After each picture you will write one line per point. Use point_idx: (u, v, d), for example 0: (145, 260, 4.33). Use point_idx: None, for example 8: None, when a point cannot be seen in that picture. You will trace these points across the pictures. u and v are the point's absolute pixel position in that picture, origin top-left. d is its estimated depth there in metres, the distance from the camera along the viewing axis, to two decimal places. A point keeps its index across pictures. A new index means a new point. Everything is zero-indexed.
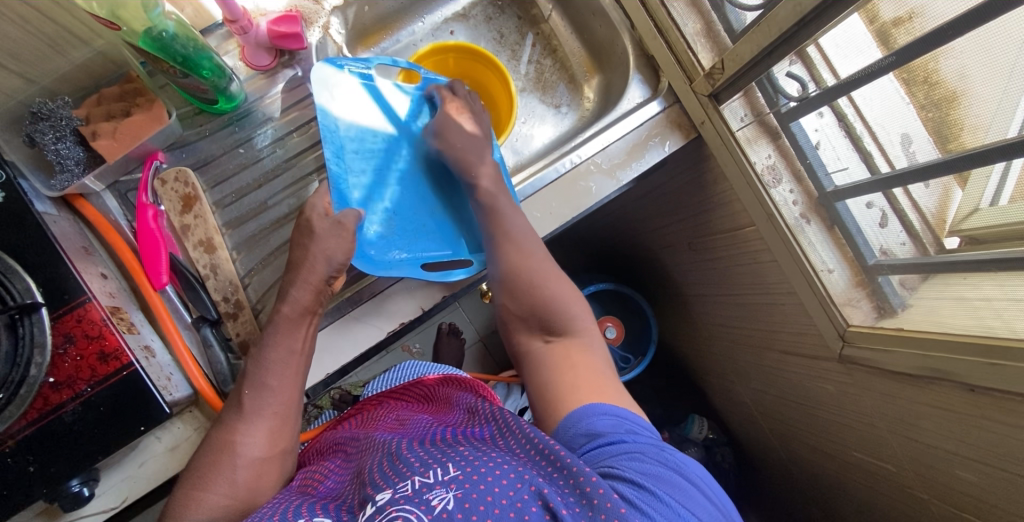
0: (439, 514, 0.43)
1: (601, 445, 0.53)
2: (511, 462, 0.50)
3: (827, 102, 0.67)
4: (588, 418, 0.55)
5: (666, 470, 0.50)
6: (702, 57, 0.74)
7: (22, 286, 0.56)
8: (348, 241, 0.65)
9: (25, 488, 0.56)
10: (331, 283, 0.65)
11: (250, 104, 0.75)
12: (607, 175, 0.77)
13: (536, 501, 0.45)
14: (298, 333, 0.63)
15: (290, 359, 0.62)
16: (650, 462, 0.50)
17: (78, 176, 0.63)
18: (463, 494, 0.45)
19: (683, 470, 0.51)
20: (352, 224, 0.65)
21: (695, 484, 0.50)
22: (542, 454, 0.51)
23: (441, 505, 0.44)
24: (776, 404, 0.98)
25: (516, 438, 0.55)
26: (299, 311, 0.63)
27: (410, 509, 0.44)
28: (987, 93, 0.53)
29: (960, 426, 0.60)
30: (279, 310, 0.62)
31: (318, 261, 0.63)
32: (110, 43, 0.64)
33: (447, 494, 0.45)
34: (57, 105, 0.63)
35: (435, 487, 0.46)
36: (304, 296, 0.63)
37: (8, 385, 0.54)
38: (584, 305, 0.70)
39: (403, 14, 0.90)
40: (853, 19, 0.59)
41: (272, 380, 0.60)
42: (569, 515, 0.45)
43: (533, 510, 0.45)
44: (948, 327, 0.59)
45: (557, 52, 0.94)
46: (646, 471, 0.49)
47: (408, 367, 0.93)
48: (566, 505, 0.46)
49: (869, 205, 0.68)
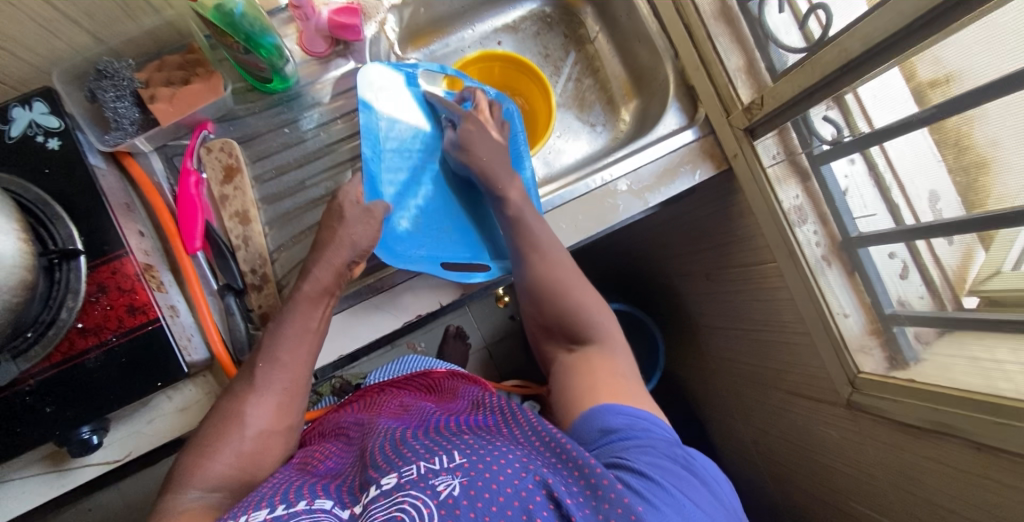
0: (445, 499, 0.44)
1: (615, 440, 0.54)
2: (517, 453, 0.50)
3: (859, 150, 0.69)
4: (605, 416, 0.57)
5: (675, 464, 0.52)
6: (742, 93, 0.76)
7: (65, 233, 0.58)
8: (373, 229, 0.66)
9: (38, 429, 0.58)
10: (351, 269, 0.67)
11: (300, 88, 0.77)
12: (635, 195, 0.78)
13: (541, 490, 0.46)
14: (316, 311, 0.64)
15: (306, 336, 0.63)
16: (660, 457, 0.52)
17: (130, 135, 0.66)
18: (469, 481, 0.45)
19: (687, 463, 0.53)
20: (380, 214, 0.67)
21: (697, 476, 0.53)
22: (548, 446, 0.52)
23: (447, 491, 0.44)
24: (774, 444, 0.98)
25: (523, 430, 0.56)
26: (319, 291, 0.63)
27: (416, 494, 0.44)
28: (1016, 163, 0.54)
29: (962, 484, 0.60)
30: (301, 288, 0.63)
31: (343, 246, 0.64)
32: (179, 14, 0.67)
33: (453, 481, 0.45)
34: (120, 65, 0.65)
35: (440, 473, 0.47)
36: (325, 276, 0.64)
37: (37, 326, 0.56)
38: (604, 310, 0.71)
39: (455, 20, 0.93)
40: (892, 73, 0.60)
41: (285, 354, 0.61)
42: (575, 505, 0.45)
43: (539, 498, 0.45)
44: (958, 384, 0.60)
45: (599, 72, 0.97)
46: (656, 463, 0.51)
47: (414, 361, 0.95)
48: (571, 495, 0.46)
49: (891, 254, 0.70)
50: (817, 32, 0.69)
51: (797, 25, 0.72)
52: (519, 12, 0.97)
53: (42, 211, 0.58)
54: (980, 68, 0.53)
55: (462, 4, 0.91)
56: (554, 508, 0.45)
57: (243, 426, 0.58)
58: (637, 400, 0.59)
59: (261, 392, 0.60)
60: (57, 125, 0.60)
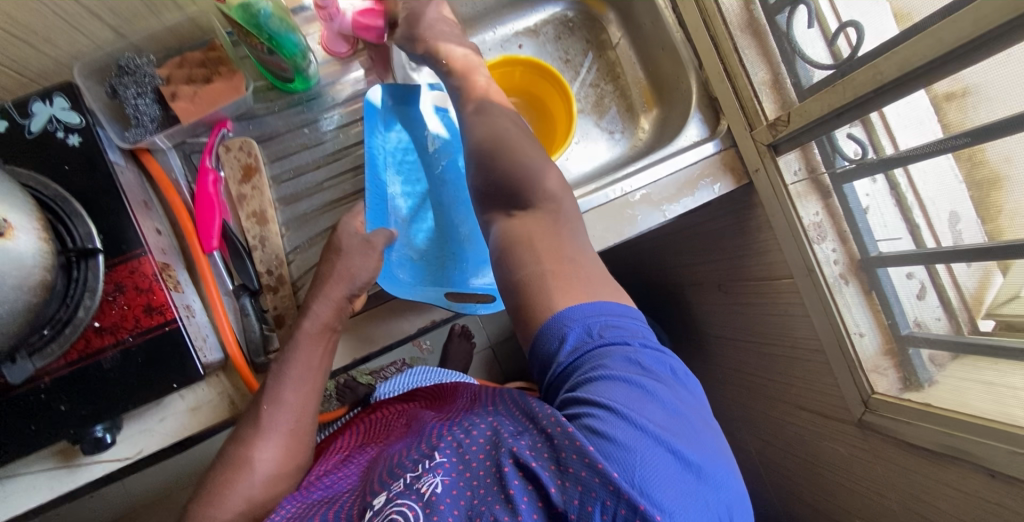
0: (429, 500, 0.41)
1: (567, 369, 0.47)
2: (497, 432, 0.47)
3: (884, 170, 0.68)
4: (557, 336, 0.49)
5: (631, 375, 0.44)
6: (766, 108, 0.75)
7: (83, 231, 0.58)
8: (374, 260, 0.65)
9: (53, 427, 0.57)
10: (352, 302, 0.64)
11: (321, 87, 0.76)
12: (653, 206, 0.78)
13: (510, 459, 0.42)
14: (318, 347, 0.62)
15: (309, 375, 0.62)
16: (617, 371, 0.44)
17: (151, 133, 0.65)
18: (452, 479, 0.43)
19: (648, 368, 0.45)
20: (380, 244, 0.65)
21: (662, 381, 0.45)
22: (526, 413, 0.48)
23: (430, 490, 0.42)
24: (778, 456, 0.98)
25: (505, 412, 0.54)
26: (319, 327, 0.62)
27: (406, 501, 0.42)
28: None
29: (973, 510, 0.60)
30: (301, 325, 0.62)
31: (341, 279, 0.63)
32: (202, 10, 0.67)
33: (436, 480, 0.43)
34: (143, 61, 0.65)
35: (425, 474, 0.44)
36: (325, 311, 0.62)
37: (54, 323, 0.56)
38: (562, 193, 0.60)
39: (477, 22, 0.92)
40: (920, 94, 0.59)
41: (288, 395, 0.60)
42: (541, 465, 0.40)
43: (508, 469, 0.41)
44: (974, 410, 0.60)
45: (619, 79, 0.96)
46: (611, 383, 0.43)
47: (422, 372, 0.94)
48: (538, 456, 0.41)
49: (909, 275, 0.69)
50: (846, 52, 0.67)
51: (824, 41, 0.70)
52: (541, 15, 0.96)
53: (61, 207, 0.58)
54: (1002, 96, 0.53)
55: (484, 6, 0.91)
56: (525, 475, 0.40)
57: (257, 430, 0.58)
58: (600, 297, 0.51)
59: (273, 395, 0.59)
60: (77, 121, 0.60)
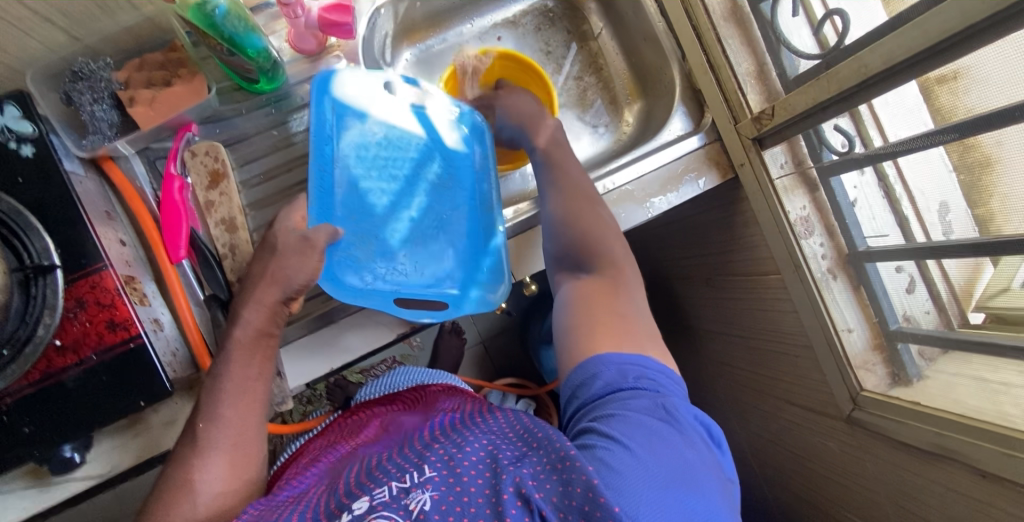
0: (416, 515, 0.42)
1: (601, 396, 0.51)
2: (486, 456, 0.48)
3: (872, 163, 0.66)
4: (598, 365, 0.54)
5: (655, 420, 0.49)
6: (751, 99, 0.73)
7: (41, 246, 0.55)
8: (311, 261, 0.60)
9: (19, 449, 0.56)
10: (289, 305, 0.61)
11: (289, 87, 0.73)
12: (638, 203, 0.76)
13: (510, 487, 0.44)
14: (253, 358, 0.59)
15: (247, 385, 0.58)
16: (641, 411, 0.49)
17: (110, 139, 0.63)
18: (441, 496, 0.43)
19: (673, 415, 0.50)
20: (320, 244, 0.61)
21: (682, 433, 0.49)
22: (523, 441, 0.51)
23: (418, 507, 0.42)
24: (768, 449, 0.97)
25: (498, 427, 0.56)
26: (252, 335, 0.59)
27: (389, 514, 0.42)
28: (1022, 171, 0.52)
29: (963, 509, 0.59)
30: (232, 334, 0.59)
31: (275, 283, 0.59)
32: (159, 10, 0.63)
33: (424, 496, 0.44)
34: (99, 65, 0.63)
35: (412, 490, 0.45)
36: (256, 316, 0.59)
37: (13, 343, 0.53)
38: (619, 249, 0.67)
39: (453, 13, 0.89)
40: (909, 86, 0.57)
41: (225, 409, 0.56)
42: (544, 497, 0.42)
43: (508, 496, 0.43)
44: (965, 409, 0.59)
45: (602, 70, 0.93)
46: (634, 421, 0.48)
47: (404, 373, 0.86)
48: (539, 485, 0.43)
49: (898, 269, 0.68)
50: (833, 40, 0.66)
51: (810, 29, 0.69)
52: (520, 6, 0.92)
53: (15, 222, 0.55)
54: (997, 85, 0.51)
55: None
56: (522, 504, 0.42)
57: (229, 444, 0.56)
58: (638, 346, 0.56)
59: (238, 407, 0.57)
60: (30, 130, 0.57)
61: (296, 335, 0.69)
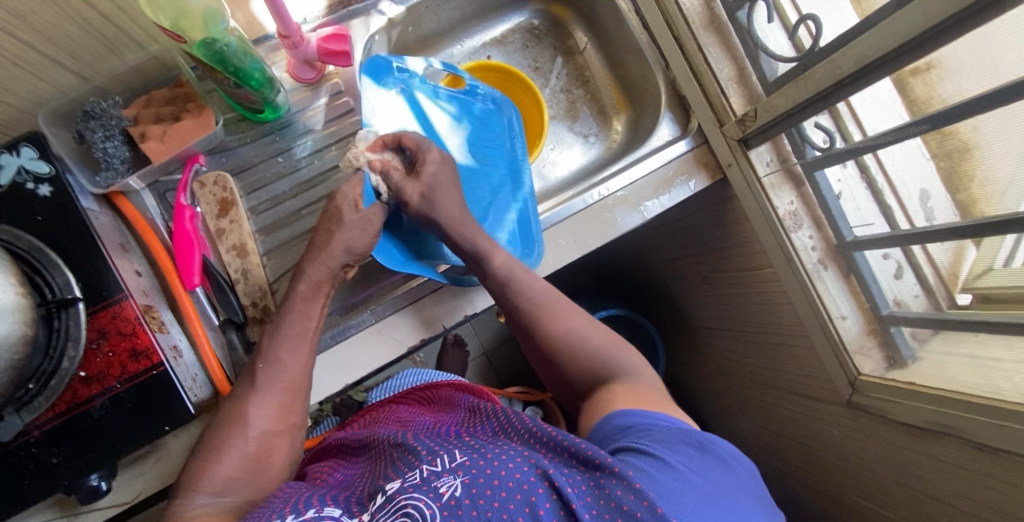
0: (447, 501, 0.44)
1: (629, 432, 0.53)
2: (517, 450, 0.51)
3: (852, 158, 0.69)
4: (624, 414, 0.55)
5: (687, 446, 0.51)
6: (734, 102, 0.76)
7: (62, 280, 0.57)
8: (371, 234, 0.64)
9: (47, 479, 0.57)
10: (345, 272, 0.65)
11: (291, 116, 0.76)
12: (632, 207, 0.78)
13: (542, 482, 0.46)
14: (275, 375, 0.60)
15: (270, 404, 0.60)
16: (674, 439, 0.51)
17: (122, 175, 0.65)
18: (471, 479, 0.46)
19: (706, 443, 0.52)
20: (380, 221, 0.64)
21: (714, 456, 0.51)
22: (548, 446, 0.53)
23: (450, 492, 0.45)
24: (774, 441, 1.00)
25: (523, 429, 0.58)
26: (312, 287, 0.62)
27: (419, 497, 0.45)
28: (997, 153, 0.56)
29: (964, 483, 0.62)
30: (296, 288, 0.62)
31: (338, 250, 0.62)
32: (165, 48, 0.68)
33: (455, 481, 0.46)
34: (109, 104, 0.65)
35: (443, 475, 0.48)
36: (318, 274, 0.63)
37: (39, 376, 0.55)
38: (622, 346, 0.67)
39: (443, 36, 0.93)
40: (885, 83, 0.62)
41: (285, 353, 0.60)
42: (575, 494, 0.45)
43: (541, 491, 0.45)
44: (958, 385, 0.61)
45: (589, 82, 0.97)
46: (670, 448, 0.50)
47: (410, 375, 0.97)
48: (574, 486, 0.46)
49: (885, 255, 0.71)
50: (807, 43, 0.69)
51: (786, 33, 0.72)
52: (507, 25, 0.96)
53: (37, 259, 0.57)
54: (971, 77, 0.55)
55: (448, 20, 0.91)
56: (557, 498, 0.45)
57: (248, 461, 0.57)
58: (656, 406, 0.57)
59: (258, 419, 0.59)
60: (47, 170, 0.59)
61: (324, 345, 0.70)
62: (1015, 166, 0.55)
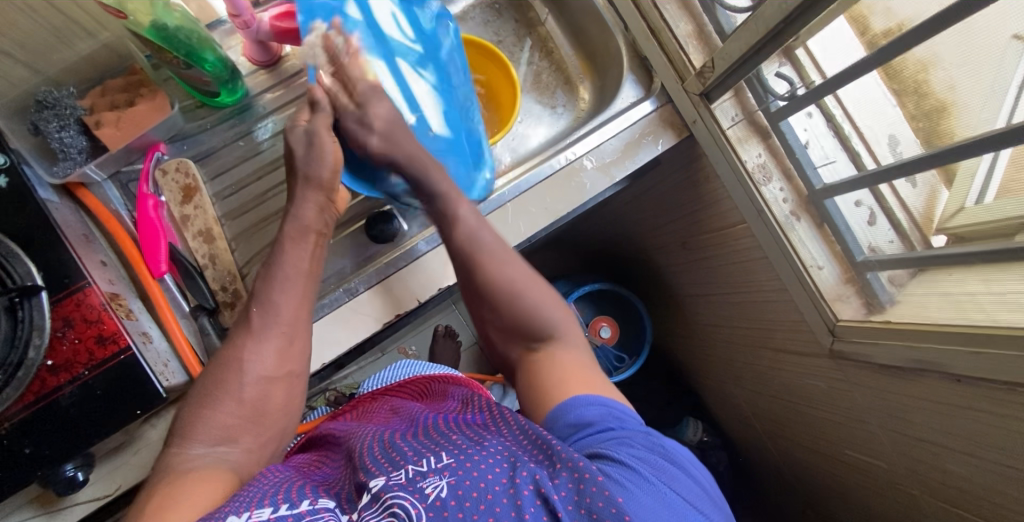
0: (433, 502, 0.42)
1: (589, 434, 0.51)
2: (503, 454, 0.48)
3: (815, 102, 0.69)
4: (576, 408, 0.54)
5: (653, 454, 0.49)
6: (694, 58, 0.76)
7: (23, 270, 0.57)
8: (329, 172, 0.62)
9: (21, 470, 0.56)
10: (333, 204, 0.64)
11: (250, 99, 0.76)
12: (601, 172, 0.78)
13: (528, 485, 0.44)
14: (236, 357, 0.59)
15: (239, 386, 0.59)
16: (639, 448, 0.49)
17: (81, 164, 0.64)
18: (457, 481, 0.44)
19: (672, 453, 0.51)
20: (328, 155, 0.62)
21: (680, 464, 0.50)
22: (533, 444, 0.51)
23: (435, 493, 0.43)
24: (768, 404, 0.99)
25: (508, 426, 0.56)
26: (301, 230, 0.62)
27: (404, 496, 0.43)
28: (976, 104, 0.54)
29: (949, 419, 0.61)
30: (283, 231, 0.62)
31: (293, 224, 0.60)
32: (116, 36, 0.67)
33: (440, 482, 0.44)
34: (62, 94, 0.65)
35: (428, 475, 0.45)
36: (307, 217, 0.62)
37: (6, 367, 0.55)
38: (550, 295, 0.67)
39: None
40: (841, 21, 0.61)
41: (279, 297, 0.60)
42: (561, 499, 0.43)
43: (527, 493, 0.43)
44: (932, 319, 0.60)
45: (553, 54, 0.96)
46: (635, 454, 0.48)
47: (404, 367, 0.97)
48: (559, 487, 0.44)
49: (857, 203, 0.70)
50: None
51: None
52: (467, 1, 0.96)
53: None
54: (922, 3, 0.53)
55: None
56: (542, 503, 0.43)
57: (243, 407, 0.56)
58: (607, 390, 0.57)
59: None
60: (2, 161, 0.59)
61: None
62: (964, 94, 0.55)
